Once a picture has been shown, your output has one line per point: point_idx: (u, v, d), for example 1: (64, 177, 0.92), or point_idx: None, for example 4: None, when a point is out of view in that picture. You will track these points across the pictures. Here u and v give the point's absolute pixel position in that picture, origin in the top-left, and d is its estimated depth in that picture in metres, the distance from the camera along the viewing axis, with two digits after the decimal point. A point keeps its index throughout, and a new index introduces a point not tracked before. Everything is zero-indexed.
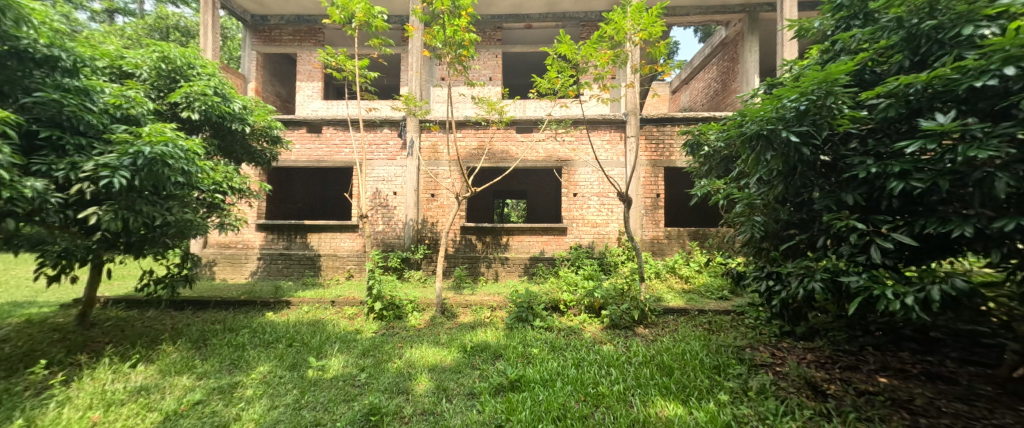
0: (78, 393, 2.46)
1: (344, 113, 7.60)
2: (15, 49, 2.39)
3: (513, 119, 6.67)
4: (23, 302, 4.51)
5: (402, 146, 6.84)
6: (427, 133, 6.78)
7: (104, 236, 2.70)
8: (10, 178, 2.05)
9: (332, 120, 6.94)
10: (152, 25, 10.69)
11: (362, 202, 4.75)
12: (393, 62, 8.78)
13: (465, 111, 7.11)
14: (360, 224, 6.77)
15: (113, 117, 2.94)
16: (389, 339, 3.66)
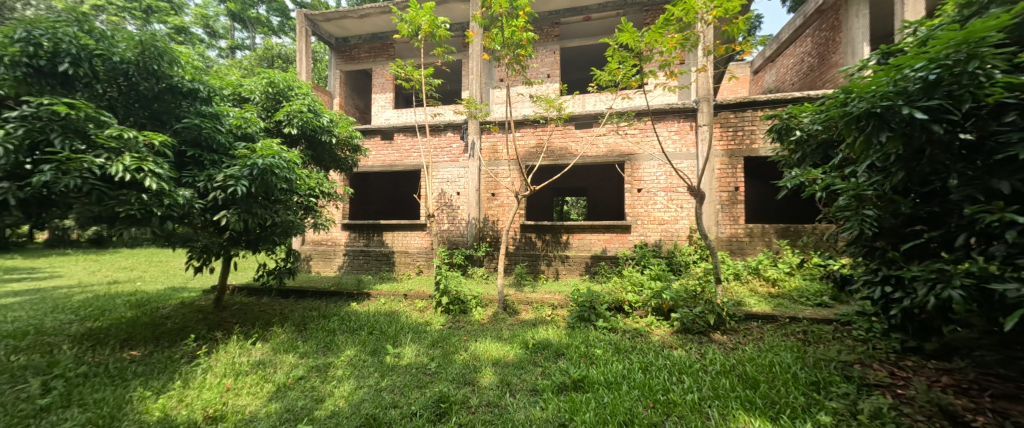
0: (216, 362, 3.02)
1: (412, 120, 8.17)
2: (171, 85, 3.00)
3: (572, 115, 6.58)
4: (179, 287, 5.69)
5: (464, 149, 7.16)
6: (487, 134, 7.03)
7: (231, 235, 3.26)
8: (168, 188, 2.58)
9: (402, 127, 7.53)
10: (262, 56, 12.71)
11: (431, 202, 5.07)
12: (454, 68, 9.21)
13: (523, 110, 7.19)
14: (427, 223, 7.25)
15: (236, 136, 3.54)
16: (456, 332, 3.87)
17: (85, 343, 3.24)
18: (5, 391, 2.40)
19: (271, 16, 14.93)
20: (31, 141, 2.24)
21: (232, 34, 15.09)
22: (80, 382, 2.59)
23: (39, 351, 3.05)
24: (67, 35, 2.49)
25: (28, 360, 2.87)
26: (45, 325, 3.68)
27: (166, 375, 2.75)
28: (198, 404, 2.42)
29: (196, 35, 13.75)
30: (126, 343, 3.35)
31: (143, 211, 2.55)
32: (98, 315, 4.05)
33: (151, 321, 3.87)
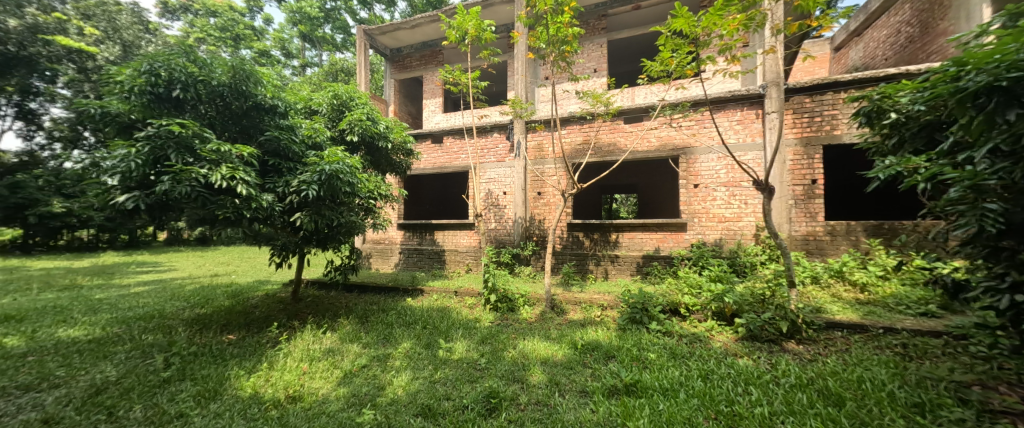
0: (295, 347, 3.39)
1: (460, 123, 8.46)
2: (256, 103, 3.40)
3: (621, 110, 6.39)
4: (264, 280, 6.48)
5: (510, 148, 7.27)
6: (532, 133, 7.06)
7: (304, 235, 3.63)
8: (255, 193, 2.92)
9: (450, 130, 7.84)
10: (328, 71, 14.04)
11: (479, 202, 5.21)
12: (499, 70, 9.37)
13: (569, 107, 7.10)
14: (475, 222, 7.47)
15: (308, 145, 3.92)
16: (505, 329, 3.93)
17: (195, 327, 3.81)
18: (139, 363, 2.91)
19: (334, 35, 16.40)
20: (154, 155, 2.68)
21: (303, 53, 16.84)
22: (191, 359, 3.06)
23: (162, 332, 3.65)
24: (178, 65, 2.94)
25: (155, 338, 3.45)
26: (166, 310, 4.41)
27: (256, 357, 3.14)
28: (281, 384, 2.73)
29: (274, 57, 15.56)
30: (224, 327, 3.88)
31: (236, 214, 2.93)
32: (204, 303, 4.76)
33: (244, 309, 4.45)
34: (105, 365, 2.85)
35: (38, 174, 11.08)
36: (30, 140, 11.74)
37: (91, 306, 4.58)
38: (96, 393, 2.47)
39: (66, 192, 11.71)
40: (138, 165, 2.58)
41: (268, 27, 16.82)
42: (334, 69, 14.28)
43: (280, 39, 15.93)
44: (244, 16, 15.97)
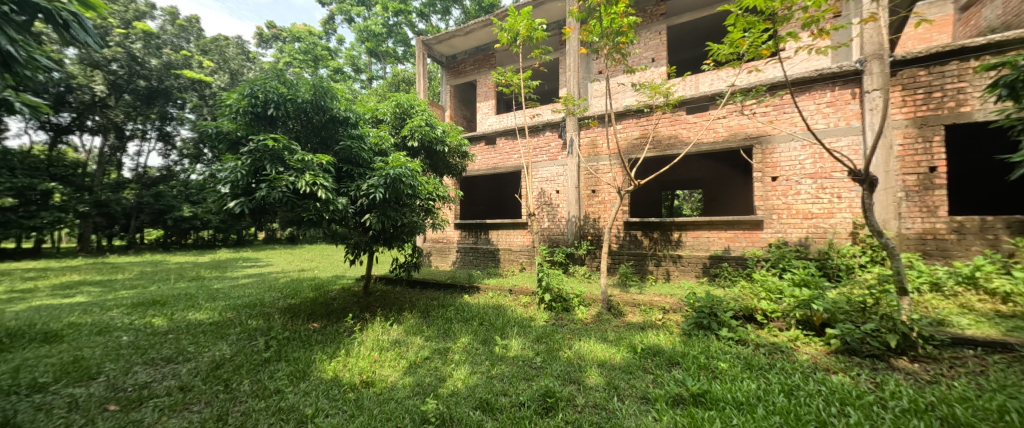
0: (368, 337, 3.71)
1: (512, 123, 8.61)
2: (332, 116, 3.77)
3: (683, 99, 6.05)
4: (340, 275, 7.22)
5: (563, 146, 7.23)
6: (585, 130, 6.94)
7: (373, 234, 3.95)
8: (332, 197, 3.24)
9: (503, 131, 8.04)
10: (392, 81, 15.22)
11: (532, 201, 5.25)
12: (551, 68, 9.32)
13: (625, 100, 6.84)
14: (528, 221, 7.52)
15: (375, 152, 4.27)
16: (560, 329, 3.91)
17: (287, 314, 4.38)
18: (246, 344, 3.42)
19: (396, 48, 17.69)
20: (254, 166, 3.11)
21: (370, 67, 18.42)
22: (284, 343, 3.51)
23: (262, 318, 4.24)
24: (272, 88, 3.38)
25: (257, 323, 4.03)
26: (265, 299, 5.13)
27: (336, 344, 3.50)
28: (356, 369, 3.01)
29: (345, 73, 17.23)
30: (309, 316, 4.39)
31: (318, 215, 3.29)
32: (293, 294, 5.45)
33: (325, 301, 4.99)
34: (222, 344, 3.39)
35: (176, 185, 14.05)
36: (168, 158, 14.47)
37: (211, 294, 5.50)
38: (215, 367, 2.95)
39: (192, 199, 14.24)
40: (242, 175, 3.02)
41: (341, 47, 18.71)
42: (397, 79, 15.43)
43: (350, 56, 17.61)
44: (321, 38, 17.96)
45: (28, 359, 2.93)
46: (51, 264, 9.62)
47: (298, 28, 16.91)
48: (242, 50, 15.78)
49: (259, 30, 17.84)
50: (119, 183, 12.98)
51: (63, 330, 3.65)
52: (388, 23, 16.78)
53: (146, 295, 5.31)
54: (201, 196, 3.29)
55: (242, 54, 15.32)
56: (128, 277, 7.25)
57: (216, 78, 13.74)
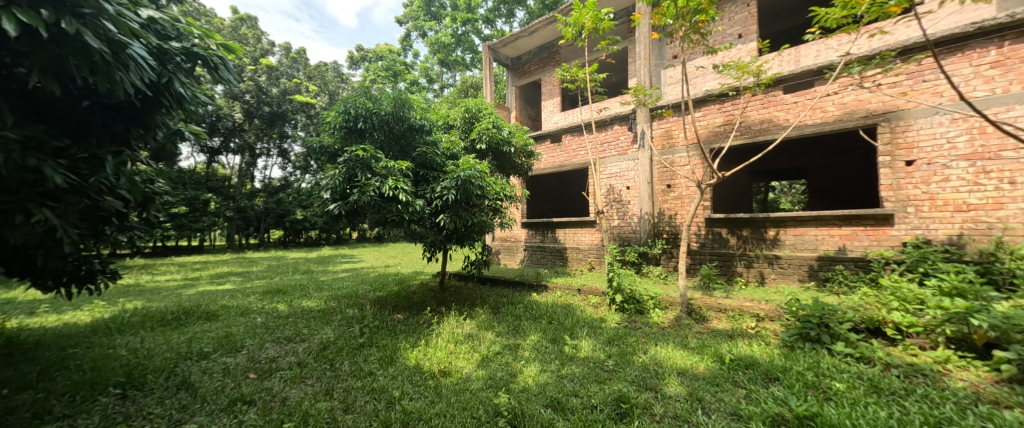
0: (446, 329, 3.98)
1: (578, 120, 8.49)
2: (410, 125, 4.12)
3: (779, 77, 5.52)
4: (419, 271, 7.91)
5: (633, 140, 6.97)
6: (658, 121, 6.60)
7: (447, 233, 4.21)
8: (410, 199, 3.51)
9: (569, 129, 8.29)
10: (462, 88, 16.21)
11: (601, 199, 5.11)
12: (618, 59, 8.94)
13: (706, 85, 6.24)
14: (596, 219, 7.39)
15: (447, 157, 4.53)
16: (634, 332, 3.72)
17: (377, 305, 4.92)
18: (345, 329, 3.93)
19: (464, 56, 18.64)
20: (348, 174, 3.54)
21: (441, 76, 19.78)
22: (375, 330, 3.94)
23: (358, 307, 4.83)
24: (360, 104, 3.80)
25: (354, 312, 4.60)
26: (359, 291, 5.83)
27: (420, 334, 3.83)
28: (435, 359, 3.24)
29: (420, 84, 18.69)
30: (395, 307, 4.87)
31: (400, 216, 3.63)
32: (381, 287, 6.10)
33: (406, 294, 5.49)
34: (327, 328, 3.95)
35: (291, 193, 16.82)
36: (286, 170, 17.34)
37: (318, 285, 6.45)
38: (323, 348, 3.44)
39: (303, 205, 16.90)
40: (340, 182, 3.48)
41: (416, 61, 20.44)
42: (466, 86, 16.36)
43: (425, 69, 19.16)
44: (399, 55, 19.78)
45: (198, 332, 3.75)
46: (211, 258, 12.33)
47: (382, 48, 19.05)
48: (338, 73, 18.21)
49: (351, 54, 20.41)
50: (252, 193, 16.04)
51: (219, 311, 4.62)
52: (456, 33, 17.79)
53: (273, 285, 6.45)
54: (309, 201, 3.86)
55: (337, 77, 17.71)
56: (261, 269, 8.90)
57: (318, 100, 16.09)
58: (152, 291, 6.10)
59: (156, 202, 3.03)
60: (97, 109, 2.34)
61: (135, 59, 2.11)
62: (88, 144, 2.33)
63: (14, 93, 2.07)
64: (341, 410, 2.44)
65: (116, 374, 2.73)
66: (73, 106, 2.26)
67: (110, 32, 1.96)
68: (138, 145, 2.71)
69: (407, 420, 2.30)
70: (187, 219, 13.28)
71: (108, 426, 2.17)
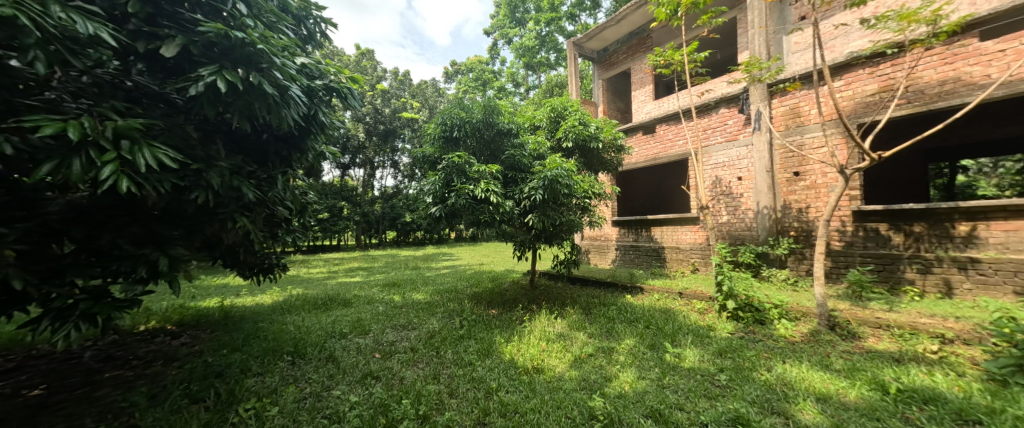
0: (540, 326, 4.07)
1: (674, 106, 7.94)
2: (499, 129, 4.34)
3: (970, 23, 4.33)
4: (512, 269, 8.32)
5: (744, 123, 6.53)
6: (779, 98, 6.05)
7: (536, 233, 4.30)
8: (501, 201, 3.68)
9: (664, 118, 7.88)
10: (547, 88, 16.55)
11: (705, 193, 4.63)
12: (724, 30, 7.92)
13: (849, 47, 5.27)
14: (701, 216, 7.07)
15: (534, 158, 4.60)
16: (752, 345, 3.24)
17: (474, 300, 5.28)
18: (448, 321, 4.34)
19: (549, 56, 18.95)
20: (446, 180, 3.90)
21: (526, 78, 20.39)
22: (473, 324, 4.24)
23: (458, 301, 5.28)
24: (455, 115, 4.15)
25: (455, 305, 5.06)
26: (458, 286, 6.39)
27: (519, 329, 4.01)
28: (528, 355, 3.33)
29: (506, 89, 19.57)
30: (492, 301, 5.23)
31: (491, 216, 3.84)
32: (477, 283, 6.62)
33: (500, 291, 5.81)
34: (433, 319, 4.43)
35: (400, 199, 19.42)
36: (395, 179, 20.13)
37: (424, 279, 7.29)
38: (430, 336, 3.85)
39: (411, 209, 19.40)
40: (439, 187, 3.85)
41: (503, 68, 21.50)
42: (551, 86, 16.58)
43: (511, 74, 20.04)
44: (488, 64, 21.06)
45: (344, 314, 4.65)
46: (344, 254, 15.10)
47: (473, 60, 20.73)
48: (437, 88, 20.36)
49: (448, 70, 22.57)
50: (372, 200, 19.10)
51: (353, 298, 5.61)
52: (540, 35, 18.09)
53: (390, 278, 7.55)
54: (415, 206, 4.35)
55: (436, 93, 19.83)
56: (381, 264, 10.54)
57: (420, 115, 18.22)
58: (308, 280, 7.76)
59: (307, 210, 3.80)
60: (270, 139, 3.03)
61: (294, 97, 2.65)
62: (266, 166, 3.04)
63: (224, 132, 2.82)
64: (446, 394, 2.68)
65: (287, 345, 3.52)
66: (257, 138, 2.97)
67: (279, 79, 2.52)
68: (297, 165, 3.43)
69: (505, 411, 2.42)
70: (328, 223, 16.56)
71: (285, 384, 2.83)
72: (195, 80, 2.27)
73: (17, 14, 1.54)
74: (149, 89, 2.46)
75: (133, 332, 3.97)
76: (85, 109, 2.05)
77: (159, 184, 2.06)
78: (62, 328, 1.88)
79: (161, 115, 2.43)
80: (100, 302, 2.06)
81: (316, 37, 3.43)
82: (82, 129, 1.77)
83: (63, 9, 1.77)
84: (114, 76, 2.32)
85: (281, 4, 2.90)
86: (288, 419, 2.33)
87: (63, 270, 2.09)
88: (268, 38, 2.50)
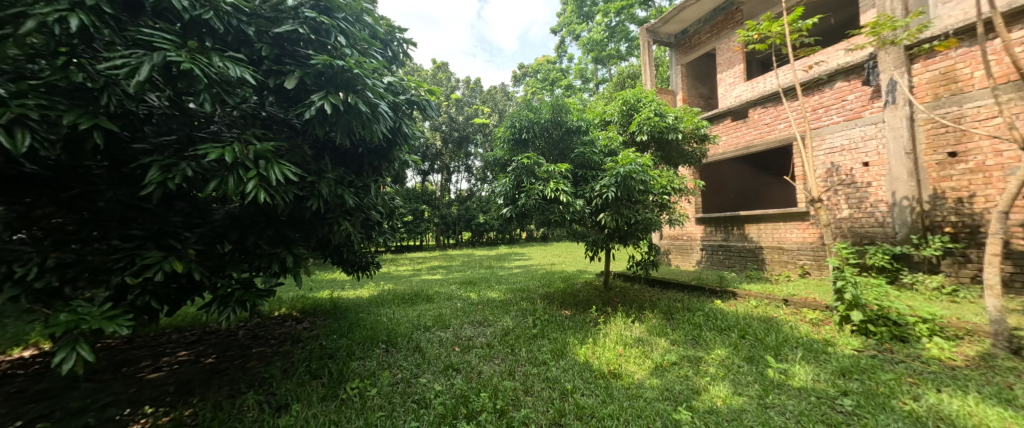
0: (616, 329, 3.91)
1: (772, 85, 6.95)
2: (567, 127, 4.31)
3: None
4: (583, 269, 8.17)
5: (871, 97, 5.54)
6: (923, 62, 5.03)
7: (608, 232, 4.19)
8: (571, 200, 3.63)
9: (761, 100, 6.97)
10: (618, 81, 15.96)
11: (816, 183, 3.96)
12: None
13: None
14: (811, 210, 6.13)
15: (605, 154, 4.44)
16: (889, 366, 2.66)
17: (546, 300, 5.30)
18: (522, 319, 4.43)
19: (620, 46, 18.27)
20: (516, 181, 3.98)
21: (596, 73, 19.92)
22: (546, 323, 4.26)
23: (529, 300, 5.37)
24: (524, 116, 4.22)
25: (528, 304, 5.13)
26: (530, 285, 6.48)
27: (594, 331, 3.91)
28: (604, 359, 3.22)
29: (573, 87, 19.31)
30: (566, 301, 5.20)
31: (562, 216, 3.83)
32: (549, 283, 6.63)
33: (572, 291, 5.73)
34: (507, 317, 4.56)
35: (471, 202, 20.47)
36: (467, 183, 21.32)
37: (498, 278, 7.58)
38: (504, 333, 3.98)
39: (484, 210, 20.33)
40: (509, 188, 3.96)
41: (570, 65, 21.34)
42: (622, 78, 15.95)
43: (579, 70, 19.78)
44: (555, 63, 21.10)
45: (428, 309, 5.08)
46: (424, 254, 16.45)
47: (540, 61, 20.98)
48: (504, 92, 21.00)
49: (515, 74, 23.11)
50: (448, 203, 20.54)
51: (435, 294, 6.09)
52: (609, 26, 17.41)
53: (466, 276, 8.01)
54: (487, 207, 4.53)
55: (504, 97, 20.53)
56: (458, 263, 11.23)
57: (490, 120, 19.05)
58: (397, 277, 8.65)
59: (395, 214, 4.24)
60: (365, 152, 3.43)
61: (383, 114, 2.93)
62: (362, 176, 3.44)
63: (330, 148, 3.27)
64: (522, 391, 2.73)
65: (382, 334, 3.95)
66: (355, 152, 3.38)
67: (371, 98, 2.83)
68: (386, 173, 3.83)
69: (582, 414, 2.37)
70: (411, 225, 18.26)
71: (381, 369, 3.18)
72: (309, 106, 2.67)
73: (192, 67, 1.99)
74: (278, 117, 3.00)
75: (270, 317, 4.89)
76: (234, 137, 2.56)
77: (284, 195, 2.48)
78: (225, 311, 2.38)
79: (286, 138, 2.92)
80: (249, 290, 2.56)
81: (400, 57, 3.78)
82: (233, 153, 2.22)
83: (221, 59, 2.24)
84: (254, 108, 2.88)
85: (372, 32, 3.26)
86: (385, 400, 2.62)
87: (224, 264, 2.65)
88: (362, 63, 2.82)
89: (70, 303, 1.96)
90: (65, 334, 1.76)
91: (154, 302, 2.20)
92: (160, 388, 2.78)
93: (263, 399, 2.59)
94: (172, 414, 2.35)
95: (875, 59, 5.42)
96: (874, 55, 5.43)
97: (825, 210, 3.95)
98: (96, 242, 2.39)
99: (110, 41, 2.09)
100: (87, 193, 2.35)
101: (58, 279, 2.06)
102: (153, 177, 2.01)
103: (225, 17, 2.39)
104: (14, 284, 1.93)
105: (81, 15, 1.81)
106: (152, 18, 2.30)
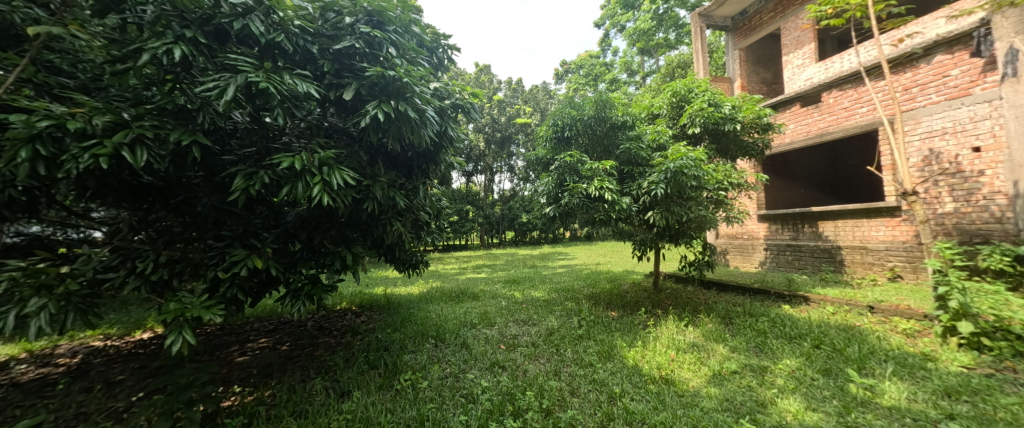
0: (667, 333, 3.73)
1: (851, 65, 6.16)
2: (613, 122, 4.20)
3: None
4: (631, 270, 7.90)
5: (983, 71, 4.71)
6: None
7: (658, 231, 4.04)
8: (617, 197, 3.51)
9: (837, 81, 6.21)
10: (666, 71, 15.23)
11: (909, 172, 3.44)
12: None
13: None
14: (904, 205, 5.36)
15: (654, 148, 4.28)
16: (1011, 389, 2.24)
17: (592, 301, 5.18)
18: (567, 320, 4.38)
19: (668, 35, 17.37)
20: (559, 180, 3.97)
21: (643, 65, 19.19)
22: (592, 325, 4.17)
23: (574, 301, 5.29)
24: (567, 114, 4.17)
25: (572, 304, 5.07)
26: (575, 285, 6.39)
27: (645, 335, 3.75)
28: (655, 363, 3.07)
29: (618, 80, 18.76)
30: (612, 302, 5.04)
31: (606, 214, 3.73)
32: (594, 283, 6.49)
33: (619, 293, 5.54)
34: (552, 316, 4.54)
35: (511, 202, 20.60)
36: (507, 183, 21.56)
37: (542, 278, 7.55)
38: (549, 334, 3.96)
39: (526, 210, 20.45)
40: (552, 187, 3.97)
41: (614, 58, 20.72)
42: (671, 68, 15.19)
43: (624, 63, 19.07)
44: (598, 58, 20.63)
45: (474, 307, 5.20)
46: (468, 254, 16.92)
47: (583, 57, 20.65)
48: (546, 90, 20.92)
49: (556, 71, 22.83)
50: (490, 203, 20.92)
51: (479, 292, 6.22)
52: (657, 14, 16.47)
53: (510, 275, 8.09)
54: (529, 207, 4.54)
55: (546, 96, 20.47)
56: (502, 262, 11.39)
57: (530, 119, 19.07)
58: (444, 275, 8.99)
59: (442, 214, 4.40)
60: (413, 156, 3.59)
61: (430, 119, 3.03)
62: (412, 178, 3.61)
63: (384, 154, 3.46)
64: (568, 392, 2.69)
65: (432, 330, 4.14)
66: (404, 156, 3.55)
67: (418, 104, 2.93)
68: (433, 175, 3.99)
69: (632, 419, 2.28)
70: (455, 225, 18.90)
71: (431, 362, 3.33)
72: (364, 116, 2.84)
73: (268, 86, 2.22)
74: (337, 126, 3.24)
75: (334, 310, 5.33)
76: (303, 147, 2.81)
77: (344, 198, 2.66)
78: (297, 303, 2.66)
79: (345, 146, 3.15)
80: (316, 285, 2.80)
81: (445, 63, 3.92)
82: (302, 161, 2.44)
83: (291, 77, 2.46)
84: (318, 119, 3.14)
85: (419, 41, 3.41)
86: (435, 392, 2.73)
87: (295, 262, 2.94)
88: (410, 71, 2.94)
89: (177, 293, 2.30)
90: (174, 320, 2.07)
91: (240, 295, 2.49)
92: (246, 370, 3.17)
93: (329, 385, 2.84)
94: (255, 394, 2.66)
95: (989, 25, 4.61)
96: (987, 20, 4.61)
97: (922, 204, 3.42)
98: (195, 241, 2.69)
99: (205, 67, 2.39)
100: (188, 200, 2.73)
101: (168, 273, 2.42)
102: (238, 185, 2.28)
103: (294, 38, 2.64)
104: (136, 277, 2.32)
105: (182, 46, 2.10)
106: (236, 44, 2.58)
